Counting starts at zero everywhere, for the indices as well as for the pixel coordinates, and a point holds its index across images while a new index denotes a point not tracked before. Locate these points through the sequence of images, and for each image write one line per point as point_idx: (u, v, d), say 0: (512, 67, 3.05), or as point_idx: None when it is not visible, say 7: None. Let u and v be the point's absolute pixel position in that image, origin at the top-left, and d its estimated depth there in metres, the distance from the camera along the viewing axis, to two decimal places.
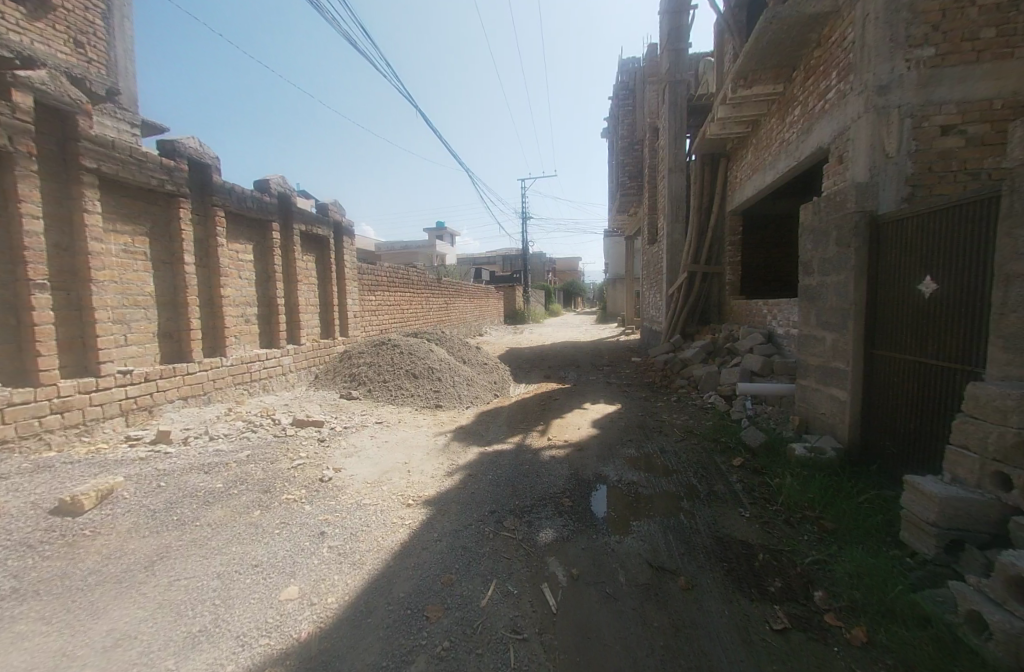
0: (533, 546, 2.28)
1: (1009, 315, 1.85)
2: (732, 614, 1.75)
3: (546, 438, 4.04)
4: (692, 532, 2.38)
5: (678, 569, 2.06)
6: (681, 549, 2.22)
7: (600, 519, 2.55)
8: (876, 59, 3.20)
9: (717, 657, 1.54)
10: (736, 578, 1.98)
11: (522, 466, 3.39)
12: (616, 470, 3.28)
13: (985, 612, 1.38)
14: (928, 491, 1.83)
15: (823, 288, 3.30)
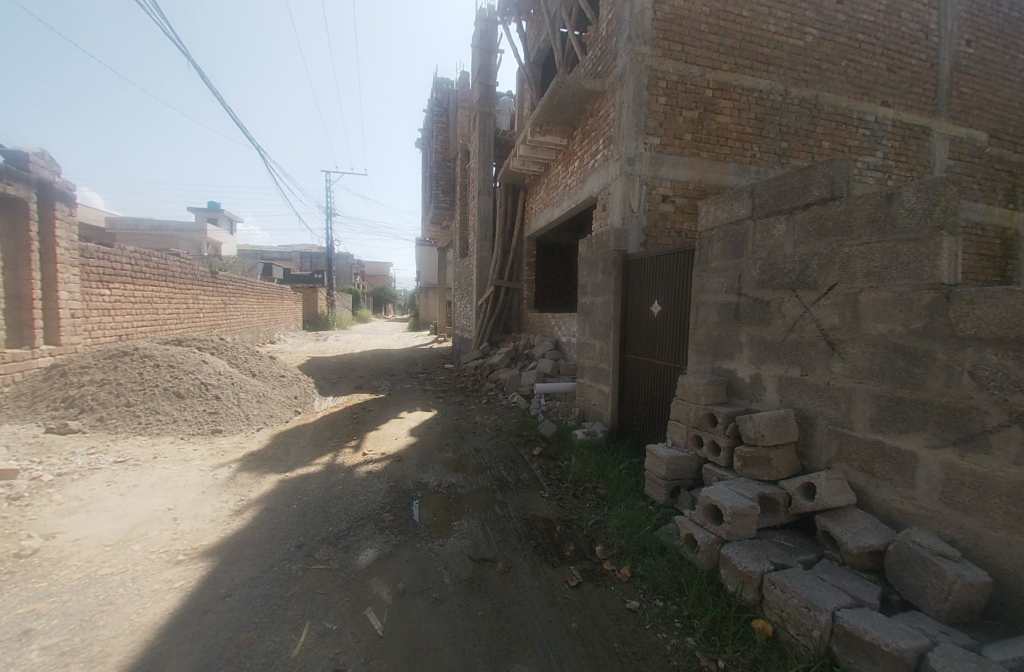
0: (352, 572, 2.14)
1: (699, 330, 2.73)
2: (540, 582, 2.05)
3: (360, 453, 3.82)
4: (505, 520, 2.64)
5: (496, 556, 2.26)
6: (495, 537, 2.45)
7: (422, 526, 2.57)
8: (627, 137, 4.27)
9: (531, 625, 1.78)
10: (541, 551, 2.31)
11: (332, 487, 3.11)
12: (435, 475, 3.35)
13: (690, 533, 2.00)
14: (660, 454, 2.52)
15: (594, 305, 4.15)
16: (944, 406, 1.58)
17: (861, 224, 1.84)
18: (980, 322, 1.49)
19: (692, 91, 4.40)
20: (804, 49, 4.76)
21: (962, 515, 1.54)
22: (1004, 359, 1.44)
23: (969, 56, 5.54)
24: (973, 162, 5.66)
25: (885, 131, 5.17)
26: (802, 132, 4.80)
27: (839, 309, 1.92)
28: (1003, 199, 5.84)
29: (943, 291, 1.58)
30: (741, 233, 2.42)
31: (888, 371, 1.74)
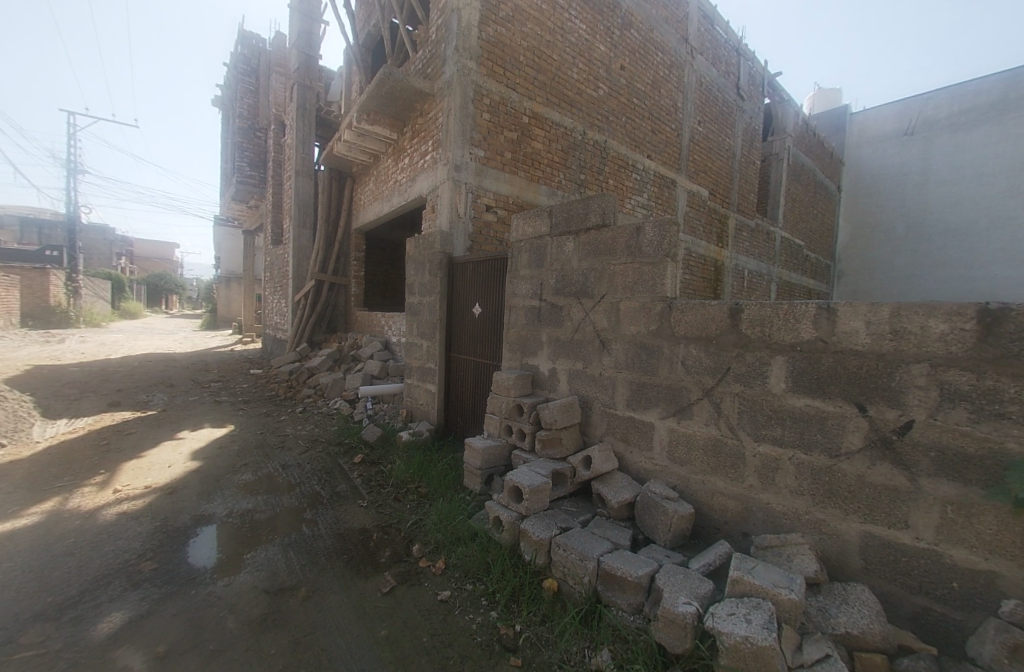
0: (87, 649, 1.66)
1: (511, 330, 3.02)
2: (349, 598, 1.95)
3: (112, 491, 2.97)
4: (314, 540, 2.42)
5: (299, 581, 2.06)
6: (301, 560, 2.23)
7: (202, 568, 2.16)
8: (453, 144, 4.42)
9: (335, 647, 1.69)
10: (353, 564, 2.20)
11: (60, 542, 2.34)
12: (225, 503, 2.85)
13: (497, 515, 2.20)
14: (475, 446, 2.69)
15: (420, 305, 4.16)
16: (669, 388, 2.13)
17: (622, 248, 2.33)
18: (687, 327, 2.06)
19: (512, 115, 4.85)
20: (597, 99, 5.74)
21: (681, 466, 2.09)
22: (699, 352, 2.02)
23: (699, 132, 7.56)
24: (701, 210, 7.75)
25: (650, 178, 6.64)
26: (596, 168, 5.79)
27: (609, 314, 2.39)
28: (717, 239, 8.17)
29: (668, 303, 2.13)
30: (542, 247, 2.78)
31: (638, 363, 2.25)
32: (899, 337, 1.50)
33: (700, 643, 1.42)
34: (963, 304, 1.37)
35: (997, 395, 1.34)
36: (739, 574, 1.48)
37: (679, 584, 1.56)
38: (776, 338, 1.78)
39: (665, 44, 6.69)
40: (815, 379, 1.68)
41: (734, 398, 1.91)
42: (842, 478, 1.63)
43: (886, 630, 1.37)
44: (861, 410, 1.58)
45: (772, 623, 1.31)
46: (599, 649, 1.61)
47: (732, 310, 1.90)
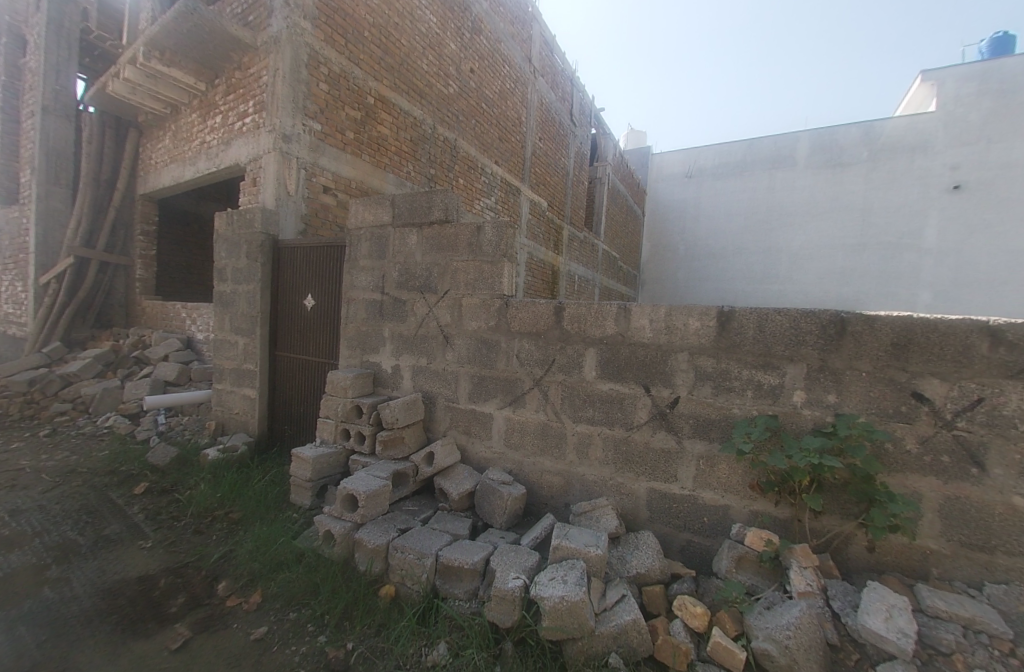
0: None
1: (348, 325, 2.82)
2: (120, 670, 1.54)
3: None
4: (63, 603, 1.84)
5: (35, 665, 1.54)
6: (40, 636, 1.66)
7: None
8: (283, 111, 3.88)
9: None
10: (127, 623, 1.75)
11: None
12: None
13: (328, 530, 2.04)
14: (304, 456, 2.42)
15: (235, 294, 3.55)
16: (506, 380, 2.29)
17: (463, 245, 2.40)
18: (521, 323, 2.24)
19: (355, 92, 4.50)
20: (447, 96, 5.77)
21: (515, 452, 2.27)
22: (531, 346, 2.22)
23: (540, 147, 8.28)
24: (541, 220, 8.49)
25: (497, 183, 7.00)
26: (445, 165, 5.83)
27: (452, 310, 2.43)
28: (554, 246, 9.07)
29: (505, 300, 2.28)
30: (383, 237, 2.67)
31: (478, 357, 2.36)
32: (671, 332, 1.90)
33: (526, 612, 1.57)
34: (709, 307, 1.82)
35: (728, 374, 1.81)
36: (559, 541, 1.69)
37: (510, 563, 1.70)
38: (589, 333, 2.07)
39: (511, 58, 7.09)
40: (618, 366, 2.01)
41: (559, 387, 2.16)
42: (636, 446, 1.98)
43: (662, 566, 1.72)
44: (647, 390, 1.96)
45: (583, 579, 1.52)
46: (435, 644, 1.61)
47: (557, 308, 2.14)
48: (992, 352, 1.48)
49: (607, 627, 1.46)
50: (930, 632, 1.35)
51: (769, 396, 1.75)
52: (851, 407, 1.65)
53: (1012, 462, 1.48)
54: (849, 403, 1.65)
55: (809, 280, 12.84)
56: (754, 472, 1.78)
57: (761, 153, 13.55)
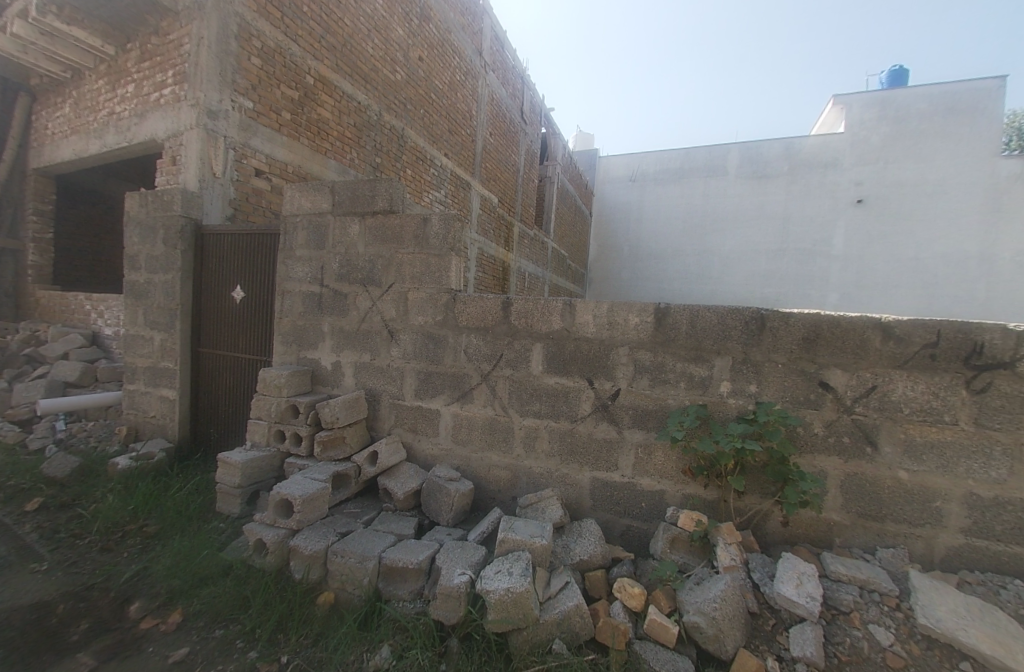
0: None
1: (283, 319, 2.65)
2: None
3: None
4: None
5: None
6: None
7: None
8: (207, 83, 3.50)
9: None
10: (15, 657, 1.52)
11: None
12: None
13: (259, 538, 1.91)
14: (232, 461, 2.25)
15: (150, 285, 3.21)
16: (453, 375, 2.26)
17: (409, 237, 2.33)
18: (469, 317, 2.22)
19: (292, 70, 4.21)
20: (393, 83, 5.58)
21: (463, 447, 2.25)
22: (479, 341, 2.21)
23: (490, 142, 8.24)
24: (491, 215, 8.46)
25: (446, 176, 6.88)
26: (391, 154, 5.64)
27: (397, 304, 2.36)
28: (504, 242, 9.09)
29: (453, 295, 2.25)
30: (322, 226, 2.53)
31: (425, 353, 2.31)
32: (612, 327, 1.98)
33: (471, 607, 1.56)
34: (647, 303, 1.91)
35: (664, 367, 1.92)
36: (505, 534, 1.70)
37: (455, 559, 1.69)
38: (535, 328, 2.10)
39: (461, 49, 6.99)
40: (563, 360, 2.06)
41: (506, 381, 2.17)
42: (580, 438, 2.04)
43: (603, 552, 1.79)
44: (589, 383, 2.02)
45: (528, 569, 1.55)
46: (378, 648, 1.56)
47: (505, 303, 2.15)
48: (883, 345, 1.68)
49: (551, 614, 1.49)
50: (833, 594, 1.52)
51: (699, 386, 1.88)
52: (770, 395, 1.81)
53: (898, 440, 1.69)
54: (768, 392, 1.81)
55: (738, 282, 13.86)
56: (686, 458, 1.89)
57: (697, 161, 14.41)
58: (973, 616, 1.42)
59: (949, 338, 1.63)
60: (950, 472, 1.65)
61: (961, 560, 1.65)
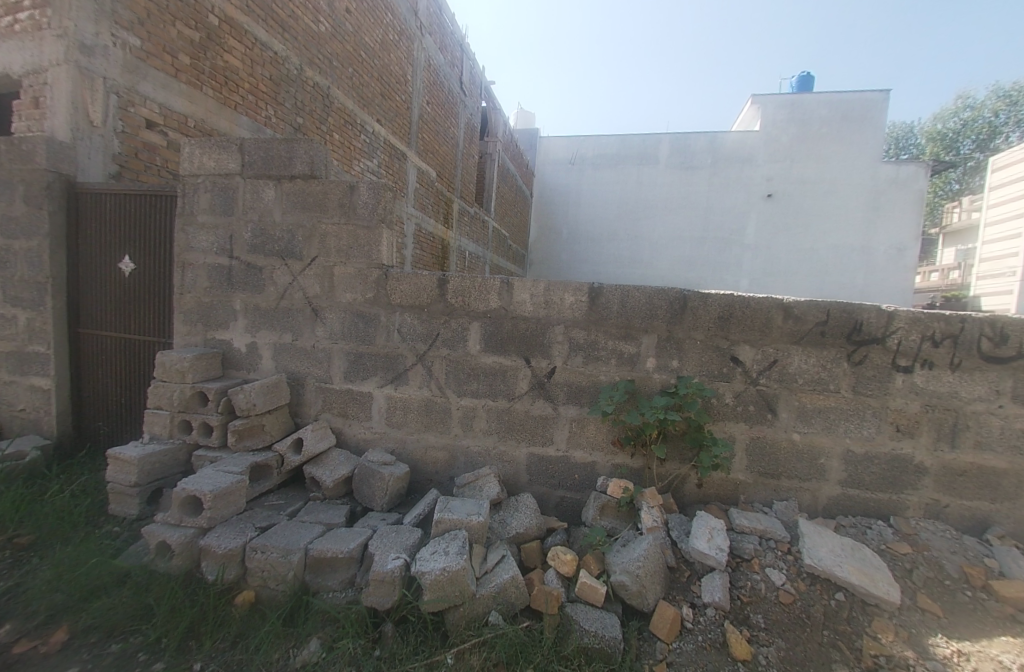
0: None
1: (186, 295, 2.35)
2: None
3: None
4: None
5: None
6: None
7: None
8: (78, 10, 2.89)
9: None
10: None
11: None
12: None
13: (162, 540, 1.72)
14: (126, 457, 1.98)
15: (8, 253, 2.68)
16: (386, 356, 2.16)
17: (334, 206, 2.16)
18: (402, 295, 2.12)
19: (190, 7, 3.64)
20: (315, 35, 5.07)
21: (398, 430, 2.18)
22: (413, 320, 2.13)
23: (426, 112, 7.84)
24: (429, 190, 8.13)
25: (378, 144, 6.48)
26: (315, 115, 5.17)
27: (321, 279, 2.19)
28: (443, 219, 8.81)
29: (384, 271, 2.13)
30: (231, 189, 2.26)
31: (355, 332, 2.18)
32: (548, 306, 1.99)
33: (406, 590, 1.54)
34: (582, 282, 1.95)
35: (596, 344, 1.98)
36: (441, 515, 1.68)
37: (389, 544, 1.65)
38: (472, 306, 2.06)
39: (394, 6, 6.48)
40: (500, 339, 2.05)
41: (442, 361, 2.12)
42: (516, 415, 2.06)
43: (538, 524, 1.84)
44: (525, 362, 2.04)
45: (465, 547, 1.55)
46: (306, 642, 1.49)
47: (440, 280, 2.08)
48: (785, 323, 1.87)
49: (486, 588, 1.51)
50: (738, 545, 1.70)
51: (628, 363, 1.97)
52: (690, 370, 1.94)
53: (794, 407, 1.91)
54: (688, 367, 1.94)
55: (665, 266, 14.77)
56: (615, 430, 1.99)
57: (629, 147, 14.90)
58: (846, 553, 1.67)
59: (836, 317, 1.84)
60: (832, 432, 1.90)
61: (838, 507, 1.93)
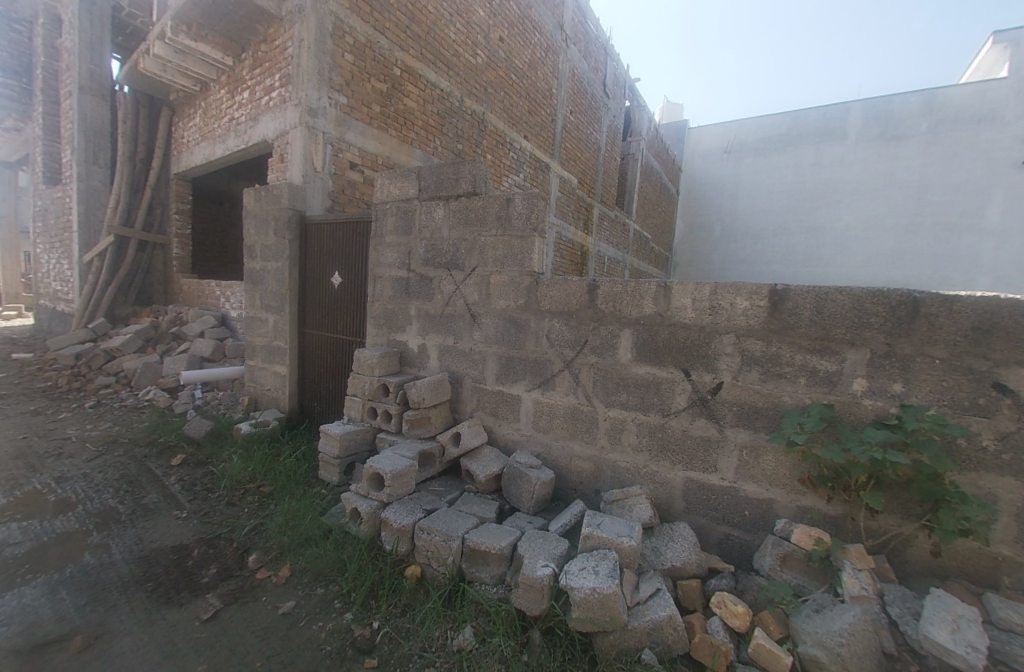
0: None
1: (375, 303, 2.78)
2: (151, 638, 1.57)
3: None
4: (104, 569, 1.90)
5: (74, 629, 1.59)
6: (80, 600, 1.72)
7: None
8: (308, 83, 3.73)
9: None
10: (162, 591, 1.79)
11: None
12: None
13: (354, 507, 2.04)
14: (332, 432, 2.42)
15: (264, 271, 3.56)
16: (535, 361, 2.20)
17: (492, 219, 2.29)
18: (552, 301, 2.13)
19: (381, 64, 4.35)
20: (474, 67, 5.56)
21: (544, 435, 2.19)
22: (562, 326, 2.11)
23: (570, 120, 7.92)
24: (570, 197, 8.20)
25: (525, 159, 6.78)
26: (473, 139, 5.66)
27: (479, 288, 2.34)
28: (584, 225, 8.80)
29: (535, 277, 2.17)
30: (410, 211, 2.59)
31: (507, 337, 2.27)
32: (715, 313, 1.76)
33: (554, 602, 1.51)
34: (760, 285, 1.66)
35: (779, 358, 1.67)
36: (591, 530, 1.60)
37: (538, 549, 1.64)
38: (624, 312, 1.95)
39: (541, 25, 6.73)
40: (655, 349, 1.89)
41: (591, 369, 2.05)
42: (672, 433, 1.87)
43: (699, 559, 1.63)
44: (687, 374, 1.83)
45: (616, 571, 1.45)
46: (462, 628, 1.59)
47: (590, 286, 2.02)
48: None
49: (640, 621, 1.39)
50: (1003, 649, 1.22)
51: (824, 383, 1.61)
52: (920, 397, 1.49)
53: None
54: (917, 393, 1.49)
55: (856, 264, 12.12)
56: (803, 464, 1.64)
57: (808, 125, 12.64)
58: None
59: None
60: None
61: None
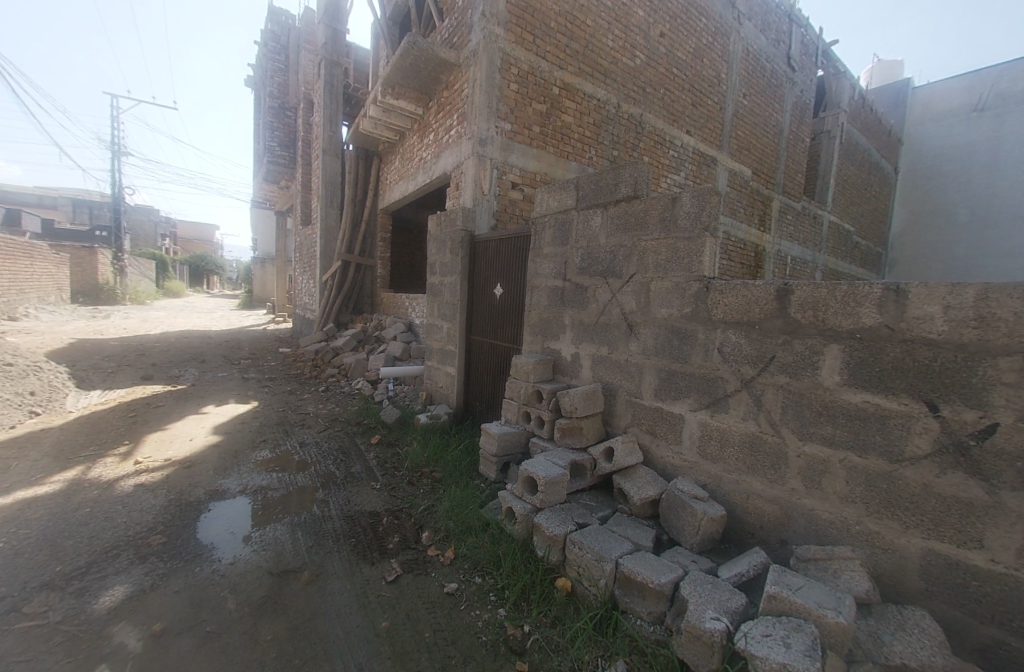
0: (91, 619, 1.66)
1: (532, 311, 2.87)
2: (351, 587, 1.88)
3: (132, 464, 2.96)
4: (323, 521, 2.37)
5: (303, 564, 2.01)
6: (308, 542, 2.18)
7: (212, 543, 2.15)
8: (479, 116, 4.12)
9: (331, 633, 1.64)
10: (360, 549, 2.14)
11: (81, 509, 2.37)
12: (240, 479, 2.83)
13: (510, 507, 2.10)
14: (492, 431, 2.56)
15: (441, 284, 4.05)
16: (704, 378, 1.94)
17: (655, 221, 2.13)
18: (726, 310, 1.85)
19: (542, 85, 4.54)
20: (633, 69, 5.36)
21: (713, 464, 1.91)
22: (740, 339, 1.81)
23: (745, 106, 7.00)
24: (743, 191, 7.23)
25: (688, 156, 6.24)
26: (630, 144, 5.46)
27: (638, 295, 2.20)
28: (759, 222, 7.65)
29: (705, 283, 1.92)
30: (568, 222, 2.60)
31: (669, 349, 2.07)
32: (986, 326, 1.27)
33: (727, 663, 1.28)
34: None
35: None
36: (779, 591, 1.30)
37: (707, 594, 1.42)
38: (830, 323, 1.56)
39: (709, 10, 6.14)
40: (878, 371, 1.46)
41: (778, 391, 1.71)
42: (906, 486, 1.41)
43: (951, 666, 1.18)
44: (934, 408, 1.36)
45: (817, 650, 1.14)
46: (614, 660, 1.49)
47: (780, 290, 1.68)
48: None
49: None
50: None
51: None
52: None
53: None
54: None
55: None
56: None
57: None
58: None
59: None
60: None
61: None
